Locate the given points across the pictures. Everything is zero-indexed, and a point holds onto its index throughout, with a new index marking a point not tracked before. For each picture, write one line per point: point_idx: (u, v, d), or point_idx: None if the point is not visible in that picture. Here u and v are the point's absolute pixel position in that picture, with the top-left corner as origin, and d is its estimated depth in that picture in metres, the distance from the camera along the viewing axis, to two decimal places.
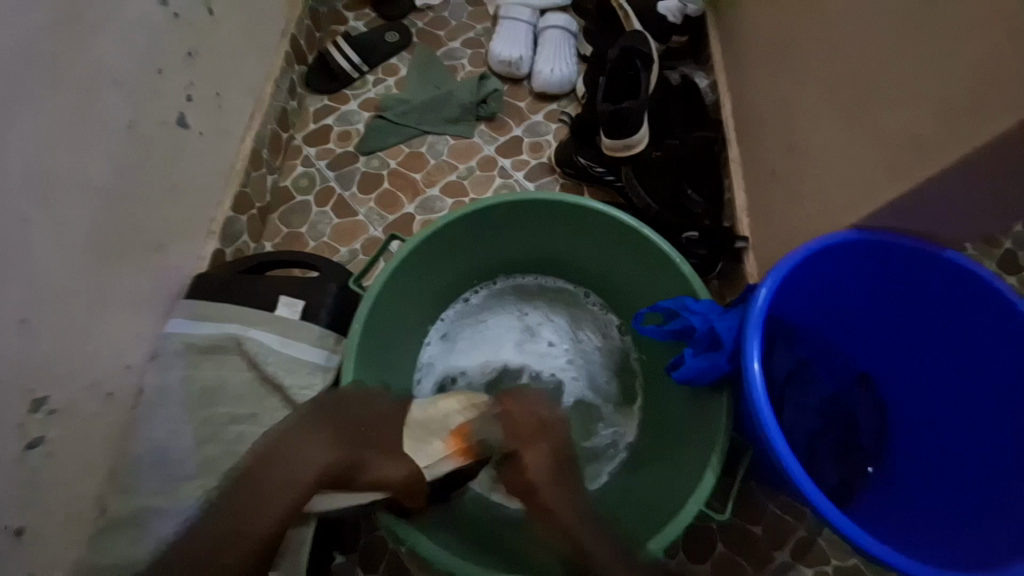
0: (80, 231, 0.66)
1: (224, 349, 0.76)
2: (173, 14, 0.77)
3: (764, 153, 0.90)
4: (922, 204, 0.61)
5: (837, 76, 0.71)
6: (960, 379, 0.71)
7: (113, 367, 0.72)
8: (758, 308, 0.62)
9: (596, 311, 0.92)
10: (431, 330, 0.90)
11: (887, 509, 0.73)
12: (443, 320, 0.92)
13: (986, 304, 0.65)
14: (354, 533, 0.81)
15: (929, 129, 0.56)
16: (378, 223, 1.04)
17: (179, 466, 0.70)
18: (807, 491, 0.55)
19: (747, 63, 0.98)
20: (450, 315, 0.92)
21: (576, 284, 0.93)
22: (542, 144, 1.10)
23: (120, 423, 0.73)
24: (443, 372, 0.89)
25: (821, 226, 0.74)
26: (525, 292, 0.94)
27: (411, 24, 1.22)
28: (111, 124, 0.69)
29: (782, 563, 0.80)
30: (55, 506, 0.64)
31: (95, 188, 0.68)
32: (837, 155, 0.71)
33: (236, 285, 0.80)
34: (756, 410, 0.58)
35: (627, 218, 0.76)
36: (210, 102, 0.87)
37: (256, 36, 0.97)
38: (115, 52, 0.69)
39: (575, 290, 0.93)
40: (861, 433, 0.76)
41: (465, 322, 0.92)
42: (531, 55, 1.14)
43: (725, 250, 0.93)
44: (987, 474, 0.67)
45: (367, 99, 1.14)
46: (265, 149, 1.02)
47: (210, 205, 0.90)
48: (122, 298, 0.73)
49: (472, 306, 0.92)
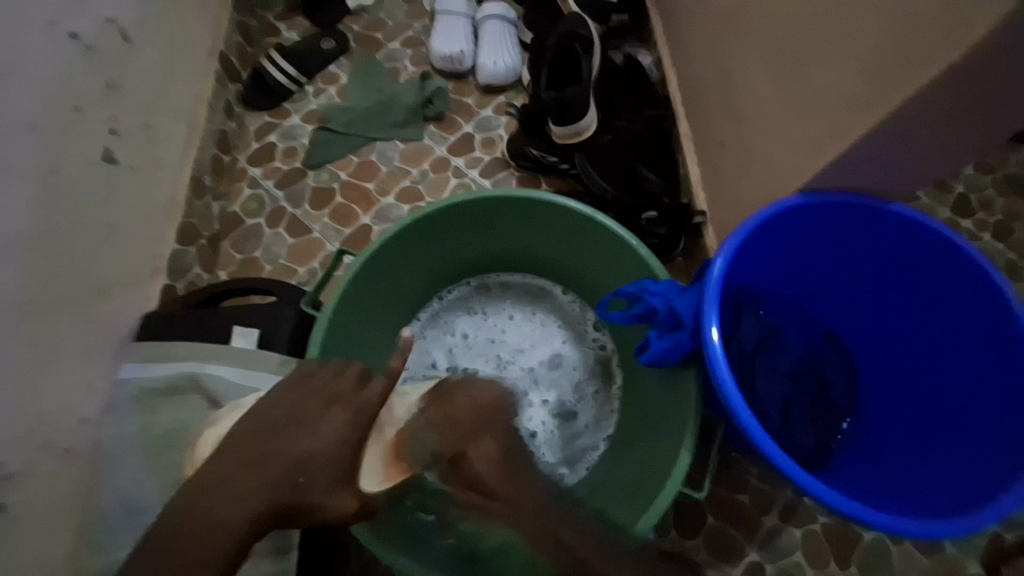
0: (12, 286, 0.62)
1: (182, 389, 0.75)
2: (85, 46, 0.73)
3: (711, 125, 0.90)
4: (866, 163, 0.61)
5: (772, 41, 0.71)
6: (924, 330, 0.72)
7: (67, 423, 0.69)
8: (713, 283, 0.62)
9: (571, 307, 0.90)
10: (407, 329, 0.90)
11: (866, 463, 0.75)
12: (419, 319, 0.91)
13: (938, 252, 0.66)
14: (343, 557, 0.80)
15: (863, 87, 0.56)
16: (334, 238, 1.01)
17: (150, 515, 0.69)
18: (777, 461, 0.56)
19: (687, 36, 0.97)
20: (424, 316, 0.91)
21: (551, 282, 0.91)
22: (494, 139, 1.08)
23: (83, 479, 0.70)
24: (418, 362, 0.88)
25: (770, 194, 0.74)
26: (499, 291, 0.92)
27: (346, 29, 1.19)
28: (30, 170, 0.65)
29: (771, 528, 0.81)
30: (25, 574, 0.61)
31: (22, 240, 0.64)
32: (778, 121, 0.71)
33: (189, 320, 0.78)
34: (721, 386, 0.58)
35: (579, 207, 0.76)
36: (138, 133, 0.83)
37: (181, 57, 0.93)
38: (25, 94, 0.65)
39: (549, 287, 0.91)
40: (832, 391, 0.77)
41: (440, 320, 0.91)
42: (472, 49, 1.11)
43: (685, 226, 0.93)
44: (957, 421, 0.68)
45: (309, 112, 1.11)
46: (206, 175, 0.99)
47: (154, 241, 0.87)
48: (67, 349, 0.70)
49: (473, 308, 0.92)
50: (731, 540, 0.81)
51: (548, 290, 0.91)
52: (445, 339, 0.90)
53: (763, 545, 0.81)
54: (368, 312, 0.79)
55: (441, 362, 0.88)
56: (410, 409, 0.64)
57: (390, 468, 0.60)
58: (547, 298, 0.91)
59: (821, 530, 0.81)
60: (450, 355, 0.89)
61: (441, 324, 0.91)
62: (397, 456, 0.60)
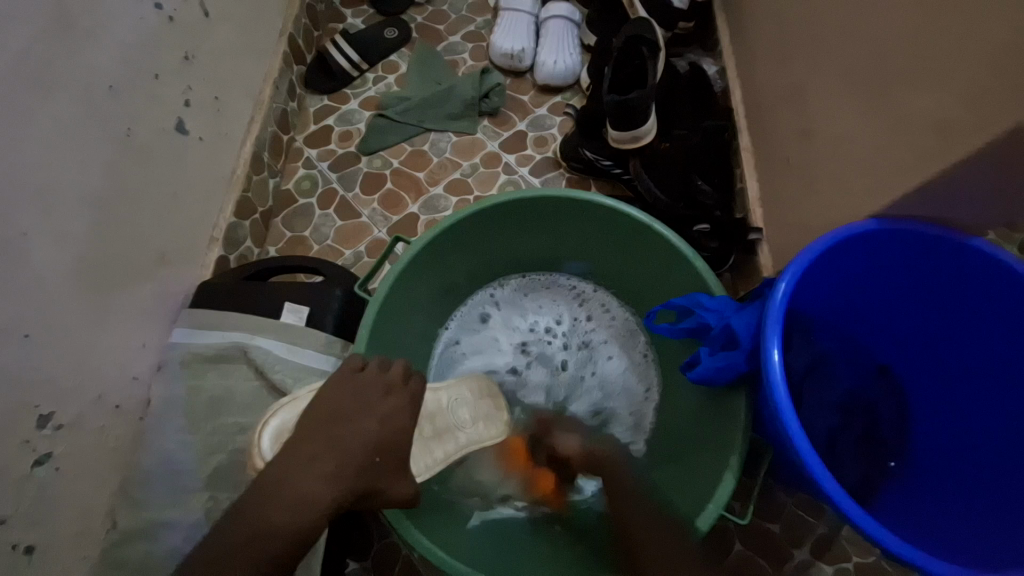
0: (80, 244, 0.65)
1: (230, 358, 0.76)
2: (167, 17, 0.76)
3: (777, 141, 0.87)
4: (951, 192, 0.58)
5: (855, 58, 0.68)
6: (988, 372, 0.68)
7: (120, 379, 0.72)
8: (778, 304, 0.60)
9: (633, 343, 0.87)
10: (452, 315, 0.90)
11: (911, 506, 0.71)
12: (482, 293, 0.91)
13: (1014, 292, 0.62)
14: (364, 540, 0.81)
15: (957, 112, 0.53)
16: (382, 224, 1.02)
17: (188, 477, 0.71)
18: (833, 495, 0.53)
19: (758, 47, 0.94)
20: (489, 292, 0.91)
21: (618, 307, 0.89)
22: (547, 139, 1.08)
23: (128, 434, 0.73)
24: (467, 331, 0.89)
25: (840, 216, 0.71)
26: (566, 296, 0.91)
27: (410, 19, 1.20)
28: (107, 133, 0.68)
29: (802, 561, 0.78)
30: (68, 520, 0.64)
31: (93, 199, 0.66)
32: (853, 143, 0.68)
33: (241, 291, 0.80)
34: (780, 413, 0.56)
35: (636, 214, 0.74)
36: (209, 106, 0.86)
37: (253, 35, 0.96)
38: (108, 59, 0.67)
39: (615, 313, 0.89)
40: (882, 428, 0.74)
41: (507, 300, 0.91)
42: (533, 47, 1.11)
43: (738, 242, 0.90)
44: (1012, 469, 0.65)
45: (367, 98, 1.12)
46: (266, 152, 1.01)
47: (212, 213, 0.89)
48: (126, 309, 0.73)
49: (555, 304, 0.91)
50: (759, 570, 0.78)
51: (615, 318, 0.89)
52: (514, 324, 0.90)
53: None
54: (414, 301, 0.80)
55: (490, 337, 0.89)
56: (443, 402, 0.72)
57: (432, 458, 0.66)
58: (612, 324, 0.89)
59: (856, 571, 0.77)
60: (500, 336, 0.89)
61: (505, 305, 0.91)
62: (435, 447, 0.67)
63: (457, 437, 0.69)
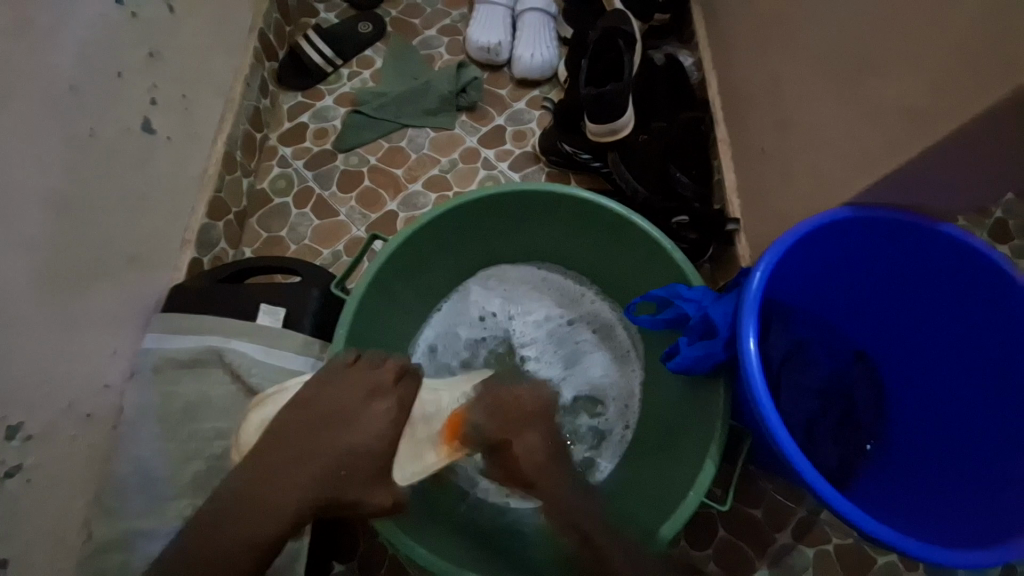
0: (43, 250, 0.62)
1: (205, 362, 0.75)
2: (130, 13, 0.73)
3: (752, 132, 0.88)
4: (919, 179, 0.59)
5: (826, 48, 0.68)
6: (960, 354, 0.70)
7: (90, 387, 0.70)
8: (754, 293, 0.61)
9: (617, 334, 0.87)
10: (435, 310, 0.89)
11: (888, 487, 0.73)
12: (465, 287, 0.90)
13: (983, 276, 0.64)
14: (349, 542, 0.80)
15: (924, 100, 0.53)
16: (360, 223, 1.01)
17: (166, 485, 0.69)
18: (809, 478, 0.54)
19: (733, 39, 0.95)
20: (472, 285, 0.90)
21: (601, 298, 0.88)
22: (526, 133, 1.07)
23: (102, 443, 0.71)
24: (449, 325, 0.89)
25: (814, 206, 0.72)
26: (550, 288, 0.90)
27: (384, 13, 1.18)
28: (69, 133, 0.65)
29: (783, 546, 0.80)
30: (41, 534, 0.62)
31: (57, 202, 0.64)
32: (826, 132, 0.69)
33: (214, 294, 0.78)
34: (757, 400, 0.57)
35: (614, 206, 0.74)
36: (177, 104, 0.83)
37: (222, 31, 0.93)
38: (68, 57, 0.65)
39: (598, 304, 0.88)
40: (859, 412, 0.75)
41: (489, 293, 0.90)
42: (509, 41, 1.10)
43: (716, 233, 0.91)
44: (982, 446, 0.67)
45: (342, 94, 1.11)
46: (238, 151, 0.99)
47: (183, 214, 0.87)
48: (94, 315, 0.70)
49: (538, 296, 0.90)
50: (741, 555, 0.80)
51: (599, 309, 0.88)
52: (497, 317, 0.89)
53: (774, 561, 0.79)
54: (393, 300, 0.79)
55: (473, 330, 0.89)
56: (443, 406, 0.68)
57: (423, 463, 0.64)
58: (596, 315, 0.88)
59: (835, 551, 0.79)
60: (483, 329, 0.89)
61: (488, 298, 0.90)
62: (426, 453, 0.65)
63: (455, 442, 0.66)
